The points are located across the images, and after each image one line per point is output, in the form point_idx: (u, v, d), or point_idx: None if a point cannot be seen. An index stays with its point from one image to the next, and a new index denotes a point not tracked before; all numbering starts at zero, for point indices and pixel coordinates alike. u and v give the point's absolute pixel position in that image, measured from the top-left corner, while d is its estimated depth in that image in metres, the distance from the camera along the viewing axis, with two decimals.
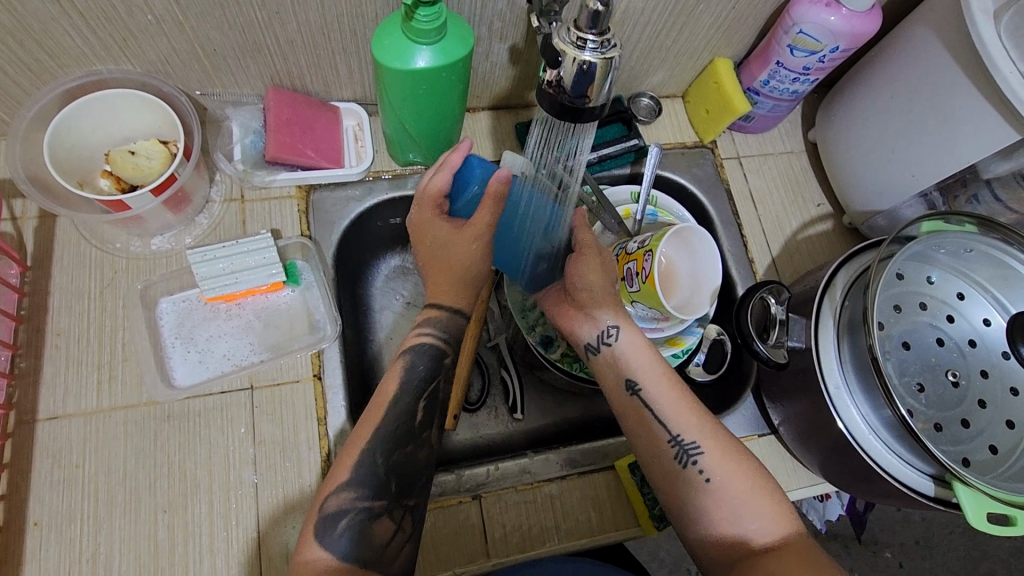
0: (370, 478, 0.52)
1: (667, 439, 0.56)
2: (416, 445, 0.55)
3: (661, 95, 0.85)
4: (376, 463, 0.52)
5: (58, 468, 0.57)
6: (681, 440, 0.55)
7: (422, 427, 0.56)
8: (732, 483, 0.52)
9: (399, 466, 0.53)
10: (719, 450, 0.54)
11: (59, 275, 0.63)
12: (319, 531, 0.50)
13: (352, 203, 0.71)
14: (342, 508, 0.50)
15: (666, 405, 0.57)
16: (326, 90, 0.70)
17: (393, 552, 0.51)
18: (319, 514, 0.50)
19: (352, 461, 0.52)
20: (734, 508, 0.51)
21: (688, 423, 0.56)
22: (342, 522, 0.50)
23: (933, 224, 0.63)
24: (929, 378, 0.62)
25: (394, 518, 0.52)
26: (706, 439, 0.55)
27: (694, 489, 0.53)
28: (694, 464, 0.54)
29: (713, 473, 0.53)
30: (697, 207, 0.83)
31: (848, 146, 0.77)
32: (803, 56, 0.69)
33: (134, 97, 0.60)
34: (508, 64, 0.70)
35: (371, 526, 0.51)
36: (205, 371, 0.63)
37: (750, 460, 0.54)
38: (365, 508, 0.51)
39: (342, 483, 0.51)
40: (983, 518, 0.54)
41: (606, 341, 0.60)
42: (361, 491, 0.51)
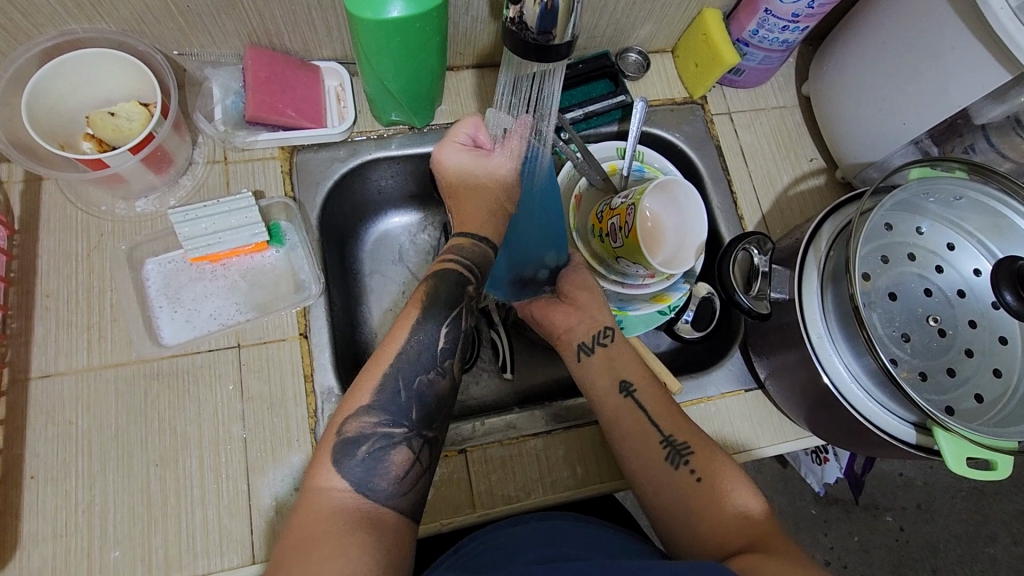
0: (393, 403, 0.51)
1: (660, 439, 0.59)
2: (437, 374, 0.53)
3: (650, 50, 0.83)
4: (398, 389, 0.51)
5: (52, 423, 0.59)
6: (672, 440, 0.59)
7: (443, 357, 0.54)
8: (720, 482, 0.56)
9: (424, 394, 0.52)
10: (706, 451, 0.58)
11: (46, 237, 0.64)
12: (338, 458, 0.48)
13: (336, 163, 0.71)
14: (364, 432, 0.49)
15: (657, 409, 0.61)
16: (306, 49, 0.69)
17: (412, 482, 0.49)
18: (339, 438, 0.49)
19: (376, 383, 0.51)
20: (720, 506, 0.55)
21: (680, 427, 0.60)
22: (363, 449, 0.49)
23: (923, 171, 0.62)
24: (916, 328, 0.61)
25: (413, 448, 0.50)
26: (694, 441, 0.59)
27: (684, 486, 0.57)
28: (685, 463, 0.58)
29: (702, 471, 0.57)
30: (687, 164, 0.82)
31: (840, 97, 0.75)
32: (791, 2, 0.67)
33: (110, 57, 0.60)
34: (488, 18, 0.68)
35: (386, 454, 0.49)
36: (191, 330, 0.64)
37: (733, 463, 0.58)
38: (385, 434, 0.50)
39: (364, 405, 0.50)
40: (962, 462, 0.55)
41: (601, 341, 0.65)
42: (384, 416, 0.50)
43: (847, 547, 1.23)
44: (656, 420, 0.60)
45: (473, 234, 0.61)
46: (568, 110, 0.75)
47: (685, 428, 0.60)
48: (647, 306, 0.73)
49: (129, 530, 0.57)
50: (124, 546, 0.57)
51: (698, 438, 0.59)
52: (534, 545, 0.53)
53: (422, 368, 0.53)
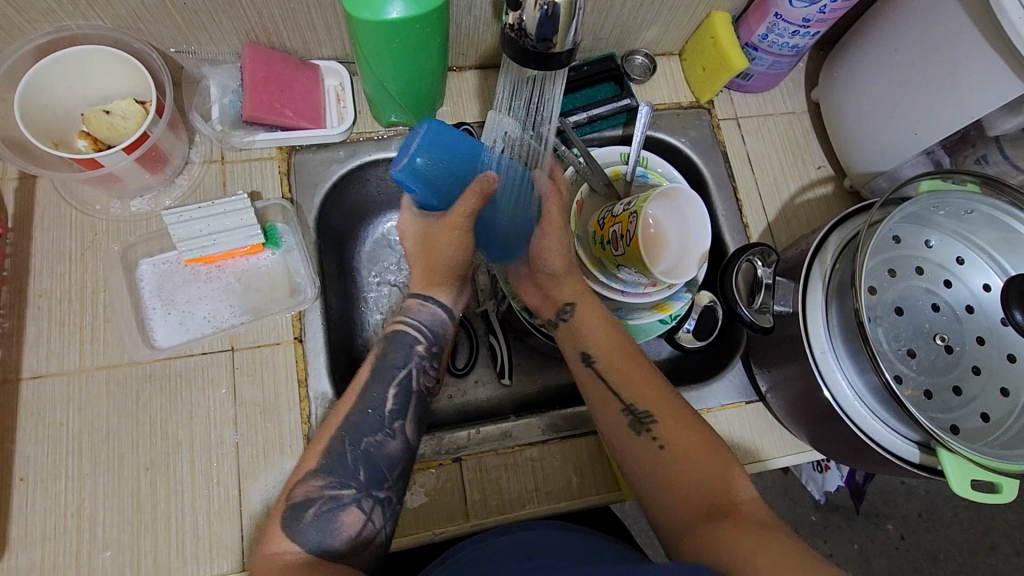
0: (336, 465, 0.52)
1: (622, 407, 0.59)
2: (384, 435, 0.54)
3: (657, 52, 0.82)
4: (346, 450, 0.53)
5: (43, 425, 0.58)
6: (635, 408, 0.59)
7: (391, 418, 0.55)
8: (680, 447, 0.56)
9: (371, 454, 0.53)
10: (669, 416, 0.57)
11: (39, 236, 0.63)
12: (287, 523, 0.49)
13: (335, 164, 0.70)
14: (311, 496, 0.50)
15: (619, 376, 0.61)
16: (305, 48, 0.68)
17: (366, 540, 0.51)
18: (288, 505, 0.50)
19: (321, 451, 0.53)
20: (683, 473, 0.54)
21: (643, 394, 0.59)
22: (311, 512, 0.50)
23: (934, 183, 0.60)
24: (922, 344, 0.60)
25: (364, 508, 0.51)
26: (656, 406, 0.58)
27: (648, 452, 0.56)
28: (647, 430, 0.57)
29: (664, 437, 0.57)
30: (692, 169, 0.80)
31: (851, 105, 0.74)
32: (803, 7, 0.65)
33: (105, 54, 0.59)
34: (492, 18, 0.67)
35: (337, 515, 0.50)
36: (185, 332, 0.63)
37: (701, 428, 0.57)
38: (333, 496, 0.51)
39: (312, 469, 0.52)
40: (968, 486, 0.53)
41: (565, 317, 0.64)
42: (330, 478, 0.51)
43: (846, 555, 1.22)
44: (618, 390, 0.60)
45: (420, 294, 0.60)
46: (571, 114, 0.74)
47: (649, 394, 0.59)
48: (649, 315, 0.72)
49: (119, 534, 0.57)
50: (112, 550, 0.56)
51: (661, 403, 0.59)
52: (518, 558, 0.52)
53: (369, 429, 0.54)
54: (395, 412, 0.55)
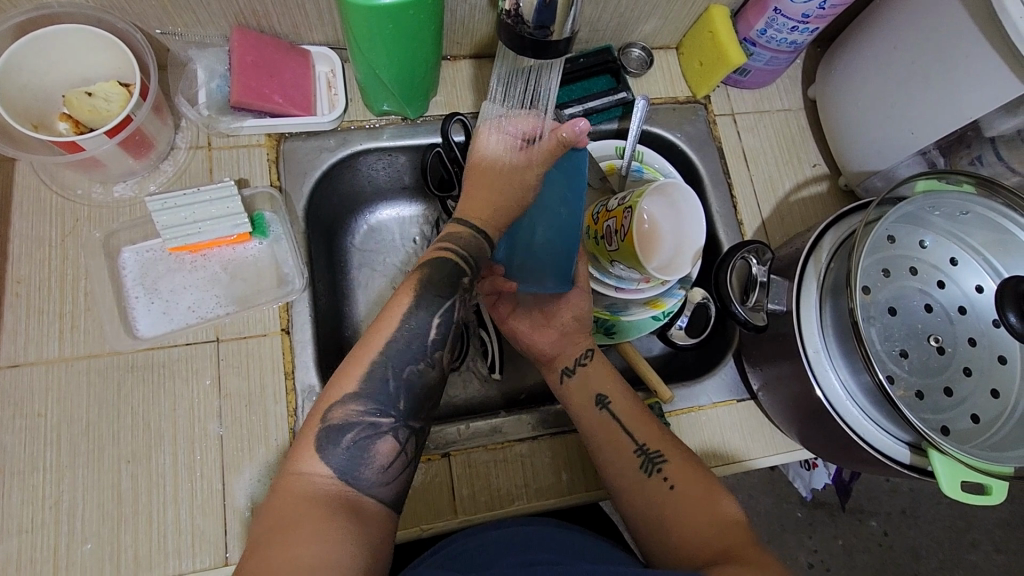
0: (381, 392, 0.50)
1: (634, 448, 0.59)
2: (426, 365, 0.52)
3: (654, 45, 0.81)
4: (387, 378, 0.50)
5: (20, 416, 0.57)
6: (647, 449, 0.59)
7: (432, 348, 0.53)
8: (692, 488, 0.56)
9: (412, 385, 0.51)
10: (680, 458, 0.58)
11: (18, 221, 0.61)
12: (320, 444, 0.47)
13: (325, 153, 0.69)
14: (350, 420, 0.48)
15: (630, 418, 0.60)
16: (296, 32, 0.66)
17: (395, 473, 0.49)
18: (323, 425, 0.48)
19: (364, 373, 0.50)
20: (694, 515, 0.54)
21: (654, 436, 0.59)
22: (349, 437, 0.48)
23: (931, 184, 0.60)
24: (914, 345, 0.60)
25: (398, 438, 0.49)
26: (668, 448, 0.58)
27: (659, 495, 0.56)
28: (658, 471, 0.57)
29: (675, 479, 0.56)
30: (687, 165, 0.79)
31: (848, 103, 0.73)
32: (803, 2, 0.64)
33: (87, 34, 0.57)
34: (488, 7, 0.66)
35: (372, 445, 0.48)
36: (169, 322, 0.62)
37: (706, 471, 0.57)
38: (371, 424, 0.49)
39: (351, 393, 0.49)
40: (956, 485, 0.53)
41: (582, 361, 0.64)
42: (372, 405, 0.49)
43: (830, 551, 1.23)
44: (630, 430, 0.60)
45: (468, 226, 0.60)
46: (566, 106, 0.72)
47: (660, 435, 0.59)
48: (642, 311, 0.71)
49: (98, 528, 0.55)
50: (92, 544, 0.55)
51: (673, 446, 0.59)
52: (512, 553, 0.52)
53: (412, 358, 0.51)
54: (435, 343, 0.53)
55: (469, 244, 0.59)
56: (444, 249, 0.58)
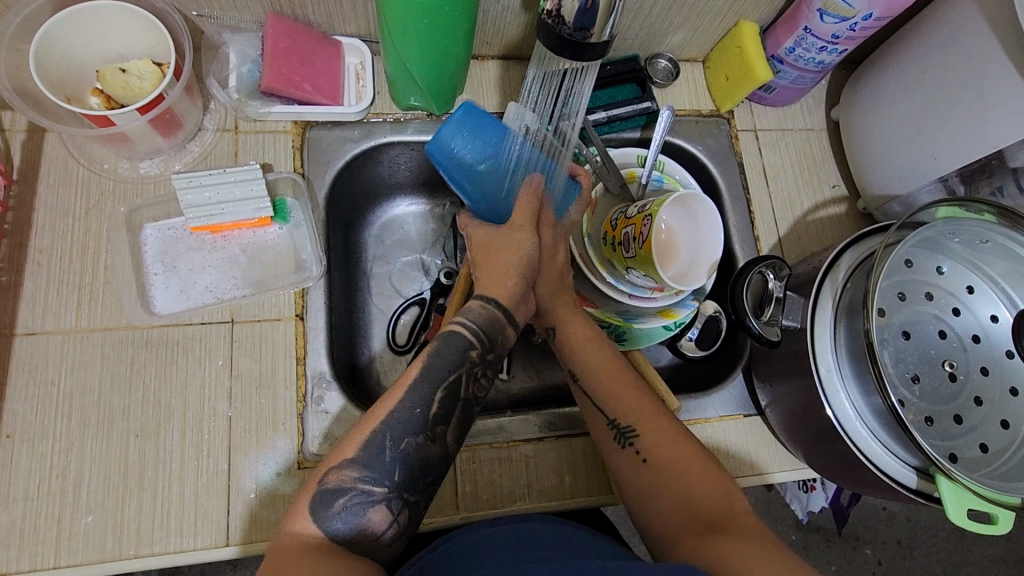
0: (374, 460, 0.49)
1: (606, 424, 0.58)
2: (425, 439, 0.51)
3: (681, 57, 0.81)
4: (384, 447, 0.50)
5: (33, 384, 0.57)
6: (619, 423, 0.58)
7: (435, 422, 0.52)
8: (669, 461, 0.55)
9: (409, 457, 0.50)
10: (653, 430, 0.57)
11: (44, 191, 0.62)
12: (315, 509, 0.47)
13: (350, 143, 0.69)
14: (343, 486, 0.48)
15: (605, 391, 0.60)
16: (329, 23, 0.67)
17: (391, 537, 0.49)
18: (318, 488, 0.48)
19: (363, 441, 0.50)
20: (670, 490, 0.54)
21: (628, 409, 0.58)
22: (340, 502, 0.47)
23: (951, 210, 0.60)
24: (926, 370, 0.60)
25: (392, 508, 0.49)
26: (641, 420, 0.57)
27: (636, 470, 0.56)
28: (632, 445, 0.57)
29: (648, 452, 0.56)
30: (707, 177, 0.80)
31: (871, 127, 0.73)
32: (834, 23, 0.65)
33: (125, 10, 0.58)
34: (520, 9, 0.66)
35: (366, 512, 0.47)
36: (186, 301, 0.62)
37: (692, 446, 0.56)
38: (365, 491, 0.48)
39: (348, 459, 0.49)
40: (962, 513, 0.53)
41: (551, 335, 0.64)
42: (366, 473, 0.48)
43: None
44: (603, 405, 0.59)
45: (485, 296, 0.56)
46: (591, 112, 0.73)
47: (633, 408, 0.58)
48: (653, 320, 0.71)
49: (103, 500, 0.56)
50: (96, 516, 0.55)
51: (650, 420, 0.57)
52: (508, 551, 0.50)
53: (412, 429, 0.50)
54: (439, 416, 0.52)
55: (475, 309, 0.55)
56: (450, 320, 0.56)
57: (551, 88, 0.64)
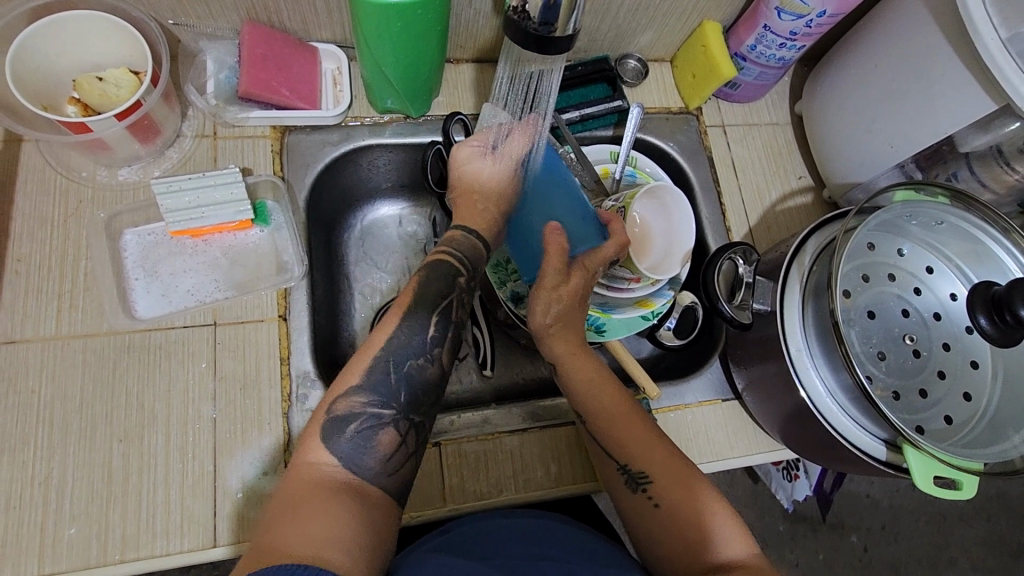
0: (382, 386, 0.52)
1: (616, 468, 0.57)
2: (425, 360, 0.55)
3: (649, 58, 0.84)
4: (388, 371, 0.53)
5: (14, 392, 0.57)
6: (629, 468, 0.57)
7: (431, 344, 0.56)
8: (678, 506, 0.54)
9: (412, 377, 0.53)
10: (664, 475, 0.55)
11: (21, 201, 0.62)
12: (326, 435, 0.49)
13: (328, 146, 0.71)
14: (354, 411, 0.50)
15: (612, 434, 0.58)
16: (305, 29, 0.68)
17: (398, 464, 0.50)
18: (328, 416, 0.50)
19: (365, 366, 0.52)
20: (684, 535, 0.53)
21: (639, 453, 0.57)
22: (351, 427, 0.49)
23: (908, 194, 0.64)
24: (891, 347, 0.62)
25: (399, 430, 0.51)
26: (651, 466, 0.56)
27: (647, 514, 0.55)
28: (643, 490, 0.55)
29: (659, 496, 0.55)
30: (678, 172, 0.82)
31: (832, 120, 0.76)
32: (790, 20, 0.68)
33: (101, 19, 0.59)
34: (491, 12, 0.68)
35: (374, 434, 0.50)
36: (168, 305, 0.63)
37: (698, 484, 0.55)
38: (374, 415, 0.50)
39: (354, 386, 0.51)
40: (931, 482, 0.55)
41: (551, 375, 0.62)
42: (374, 397, 0.51)
43: (811, 564, 1.24)
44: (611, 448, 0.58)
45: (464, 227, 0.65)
46: (564, 111, 0.75)
47: (643, 451, 0.57)
48: (631, 310, 0.71)
49: (87, 507, 0.55)
50: (80, 522, 0.55)
51: (662, 464, 0.56)
52: None
53: (412, 353, 0.54)
54: (433, 339, 0.56)
55: (462, 242, 0.63)
56: (440, 249, 0.63)
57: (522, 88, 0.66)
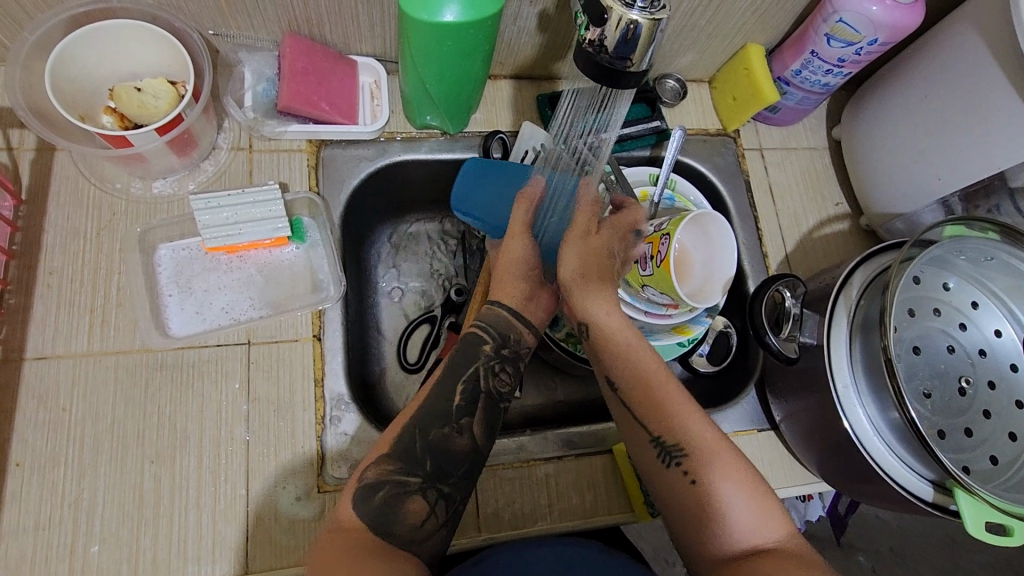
0: (405, 453, 0.51)
1: (649, 440, 0.53)
2: (453, 430, 0.53)
3: (687, 78, 0.83)
4: (415, 440, 0.52)
5: (44, 410, 0.56)
6: (664, 440, 0.52)
7: (459, 415, 0.54)
8: (717, 484, 0.50)
9: (437, 447, 0.52)
10: (702, 451, 0.51)
11: (54, 212, 0.61)
12: (356, 500, 0.49)
13: (364, 162, 0.69)
14: (380, 479, 0.50)
15: (644, 403, 0.54)
16: (345, 43, 0.67)
17: (430, 531, 0.49)
18: (358, 484, 0.50)
19: (393, 438, 0.52)
20: (720, 512, 0.49)
21: (675, 423, 0.53)
22: (380, 494, 0.49)
23: (956, 229, 0.61)
24: (937, 385, 0.61)
25: (427, 499, 0.50)
26: (688, 439, 0.52)
27: (679, 490, 0.51)
28: (678, 464, 0.51)
29: (693, 472, 0.51)
30: (715, 195, 0.81)
31: (875, 147, 0.75)
32: (840, 47, 0.67)
33: (142, 30, 0.57)
34: (535, 30, 0.67)
35: (402, 502, 0.49)
36: (201, 322, 0.61)
37: (738, 455, 0.52)
38: (400, 482, 0.50)
39: (385, 454, 0.51)
40: (981, 526, 0.54)
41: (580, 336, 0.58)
42: (399, 464, 0.50)
43: None
44: (646, 418, 0.53)
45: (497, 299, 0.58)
46: None
47: (679, 423, 0.53)
48: (668, 336, 0.71)
49: (117, 530, 0.54)
50: (109, 547, 0.54)
51: (699, 437, 0.52)
52: None
53: (439, 420, 0.53)
54: (463, 408, 0.54)
55: (488, 314, 0.58)
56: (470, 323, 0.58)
57: (594, 104, 0.60)
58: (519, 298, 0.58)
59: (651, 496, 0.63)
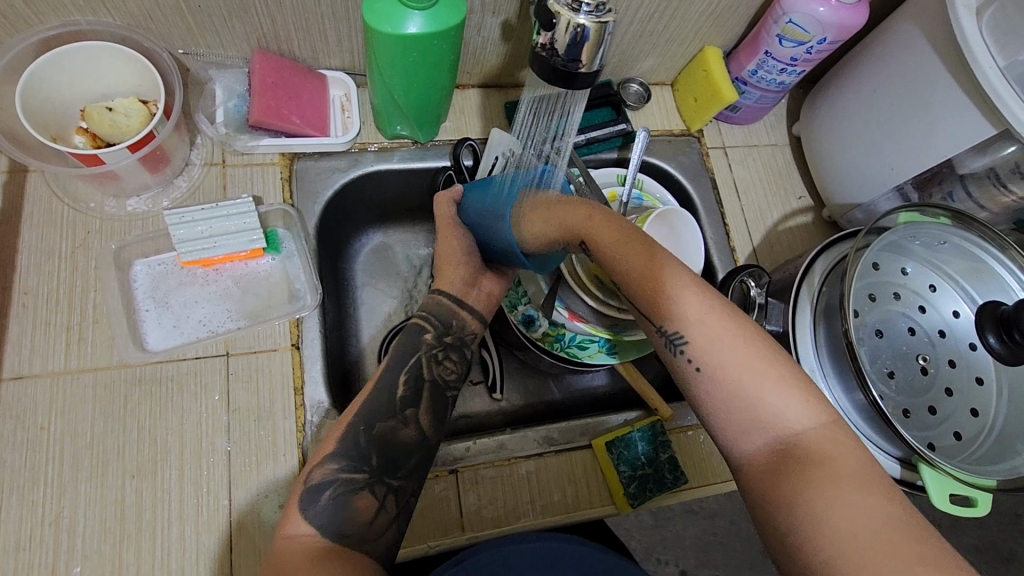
0: (351, 450, 0.54)
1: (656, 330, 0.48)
2: (398, 421, 0.57)
3: (650, 82, 0.85)
4: (360, 432, 0.55)
5: (21, 430, 0.56)
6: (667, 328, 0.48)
7: (405, 404, 0.58)
8: (727, 364, 0.45)
9: (385, 435, 0.56)
10: (718, 339, 0.45)
11: (27, 232, 0.61)
12: (302, 506, 0.51)
13: (337, 174, 0.70)
14: (326, 479, 0.52)
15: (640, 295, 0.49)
16: (314, 57, 0.68)
17: (382, 527, 0.52)
18: (305, 487, 0.52)
19: (342, 433, 0.55)
20: (739, 405, 0.44)
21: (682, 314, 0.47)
22: (327, 494, 0.52)
23: (910, 215, 0.65)
24: (900, 366, 0.63)
25: (376, 494, 0.53)
26: (699, 328, 0.46)
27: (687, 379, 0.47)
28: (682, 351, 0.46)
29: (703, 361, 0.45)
30: (681, 192, 0.83)
31: (832, 141, 0.78)
32: (791, 46, 0.69)
33: (111, 50, 0.59)
34: (500, 39, 0.69)
35: (351, 500, 0.52)
36: (179, 336, 0.62)
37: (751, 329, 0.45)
38: (348, 479, 0.53)
39: (329, 452, 0.54)
40: (946, 499, 0.56)
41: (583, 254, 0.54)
42: (344, 461, 0.53)
43: None
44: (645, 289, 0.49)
45: (444, 291, 0.64)
46: None
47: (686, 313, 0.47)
48: None
49: (100, 547, 0.54)
50: (91, 563, 0.54)
51: (693, 322, 0.46)
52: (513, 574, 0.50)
53: (382, 413, 0.57)
54: (407, 398, 0.59)
55: (430, 304, 0.64)
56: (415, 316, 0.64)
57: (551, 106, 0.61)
58: (459, 288, 0.64)
59: (630, 487, 0.65)
